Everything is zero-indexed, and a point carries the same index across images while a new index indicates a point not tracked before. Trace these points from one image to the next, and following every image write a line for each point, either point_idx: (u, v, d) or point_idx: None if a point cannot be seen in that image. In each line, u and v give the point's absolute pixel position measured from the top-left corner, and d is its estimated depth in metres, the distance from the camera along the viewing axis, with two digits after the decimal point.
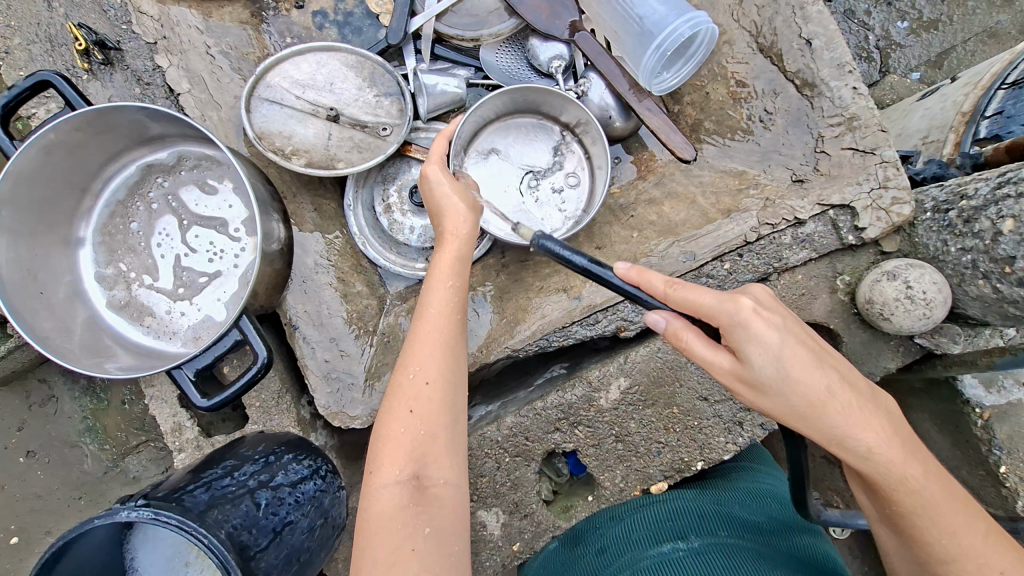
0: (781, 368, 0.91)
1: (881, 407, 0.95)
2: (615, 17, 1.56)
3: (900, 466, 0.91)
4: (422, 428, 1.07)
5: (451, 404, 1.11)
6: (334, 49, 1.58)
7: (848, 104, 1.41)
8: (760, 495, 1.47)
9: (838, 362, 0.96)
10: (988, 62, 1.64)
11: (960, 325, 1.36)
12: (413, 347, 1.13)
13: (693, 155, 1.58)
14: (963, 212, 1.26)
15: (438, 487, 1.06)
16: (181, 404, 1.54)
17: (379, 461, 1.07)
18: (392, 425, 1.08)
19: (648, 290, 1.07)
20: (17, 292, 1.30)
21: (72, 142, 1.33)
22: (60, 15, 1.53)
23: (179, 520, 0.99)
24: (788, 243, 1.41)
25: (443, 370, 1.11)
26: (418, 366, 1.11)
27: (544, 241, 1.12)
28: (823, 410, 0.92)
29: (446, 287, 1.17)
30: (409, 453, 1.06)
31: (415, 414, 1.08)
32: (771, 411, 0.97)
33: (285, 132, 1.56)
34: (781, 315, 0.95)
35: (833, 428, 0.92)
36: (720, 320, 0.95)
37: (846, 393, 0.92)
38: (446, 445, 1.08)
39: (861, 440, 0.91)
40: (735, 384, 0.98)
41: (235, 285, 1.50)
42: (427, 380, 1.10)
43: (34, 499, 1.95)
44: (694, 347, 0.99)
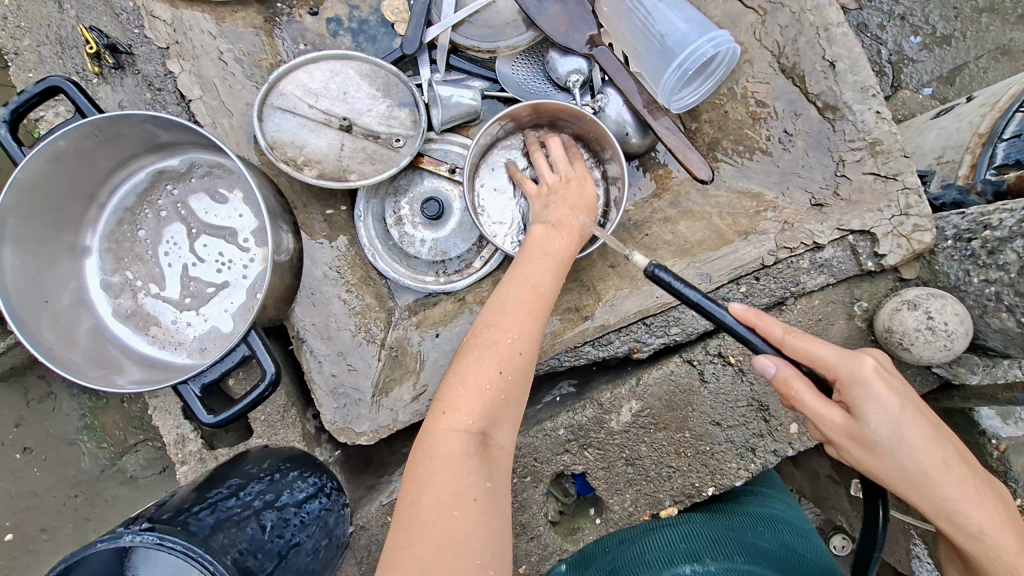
0: (898, 431, 0.96)
1: (992, 488, 1.01)
2: (635, 33, 1.52)
3: (1012, 555, 0.95)
4: (502, 393, 1.05)
5: (523, 384, 1.09)
6: (348, 58, 1.56)
7: (870, 128, 1.39)
8: (767, 520, 1.43)
9: (949, 434, 1.02)
10: (1006, 82, 1.61)
11: (979, 355, 1.34)
12: (507, 308, 1.13)
13: (711, 175, 1.52)
14: (987, 243, 1.24)
15: (499, 450, 1.02)
16: (184, 415, 1.51)
17: (454, 403, 1.02)
18: (473, 371, 1.05)
19: (763, 335, 1.08)
20: (22, 302, 1.28)
21: (82, 150, 1.31)
22: (71, 16, 1.50)
23: (184, 546, 0.96)
24: (806, 267, 1.39)
25: (535, 344, 1.11)
26: (514, 327, 1.10)
27: (657, 271, 1.13)
28: (938, 480, 0.98)
29: (548, 264, 1.21)
30: (486, 406, 1.02)
31: (504, 376, 1.05)
32: (879, 474, 1.00)
33: (297, 142, 1.53)
34: (899, 381, 0.99)
35: (940, 496, 0.98)
36: (837, 376, 0.99)
37: (957, 464, 0.98)
38: (514, 415, 1.07)
39: (972, 517, 0.98)
40: (846, 442, 1.01)
41: (243, 297, 1.48)
42: (521, 350, 1.08)
43: (30, 497, 1.95)
44: (803, 401, 1.00)
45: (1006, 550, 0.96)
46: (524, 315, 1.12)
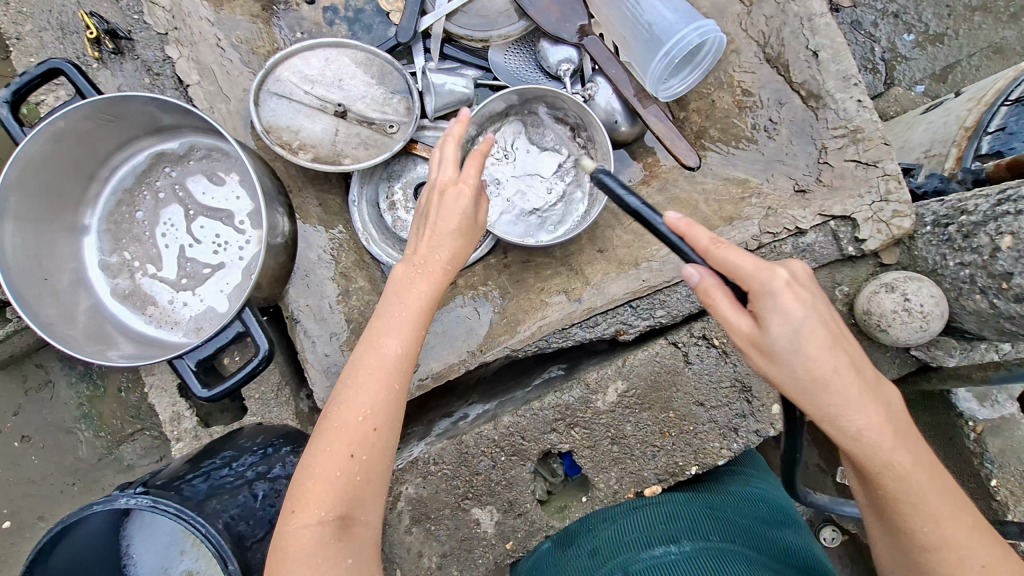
0: (795, 341, 0.90)
1: (885, 397, 0.93)
2: (624, 23, 1.56)
3: (888, 453, 0.91)
4: (358, 474, 1.01)
5: (388, 456, 1.06)
6: (343, 45, 1.59)
7: (853, 116, 1.42)
8: (752, 499, 1.46)
9: (852, 346, 0.94)
10: (993, 77, 1.63)
11: (957, 338, 1.37)
12: (353, 380, 1.04)
13: (697, 163, 1.54)
14: (962, 227, 1.27)
15: (362, 527, 1.02)
16: (181, 393, 1.54)
17: (303, 498, 0.99)
18: (322, 460, 1.00)
19: (691, 243, 0.99)
20: (22, 278, 1.31)
21: (82, 130, 1.34)
22: (73, 2, 1.54)
23: (177, 509, 0.99)
24: (789, 252, 1.40)
25: (391, 414, 1.05)
26: (363, 403, 1.03)
27: (602, 174, 1.11)
28: (829, 386, 0.91)
29: (411, 323, 1.09)
30: (340, 495, 0.99)
31: (355, 459, 1.01)
32: (774, 380, 0.95)
33: (293, 127, 1.57)
34: (810, 292, 0.93)
35: (833, 406, 0.91)
36: (752, 286, 0.92)
37: (850, 374, 0.91)
38: (378, 489, 1.04)
39: (853, 421, 0.91)
40: (748, 349, 0.95)
41: (239, 277, 1.51)
42: (376, 425, 1.03)
43: (28, 484, 2.01)
44: (719, 309, 0.95)
45: (889, 454, 0.91)
46: (376, 380, 1.04)
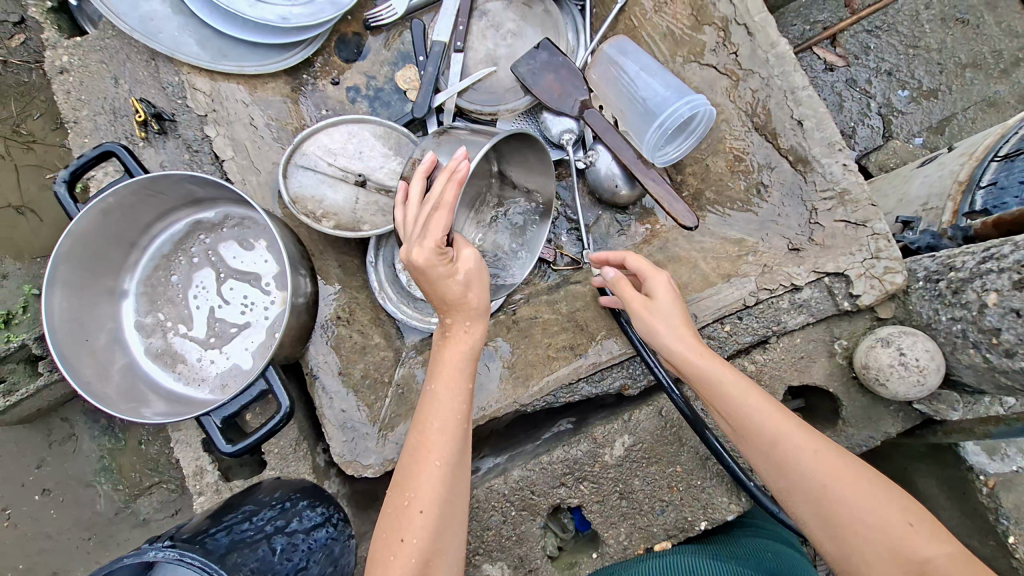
0: (669, 323, 1.25)
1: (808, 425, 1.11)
2: (621, 97, 1.70)
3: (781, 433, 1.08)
4: (416, 559, 1.08)
5: (443, 533, 1.12)
6: (365, 122, 1.75)
7: (839, 179, 1.50)
8: (759, 551, 1.44)
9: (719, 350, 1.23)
10: (984, 132, 1.69)
11: (958, 391, 1.39)
12: (407, 477, 1.15)
13: (695, 222, 1.64)
14: (951, 283, 1.32)
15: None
16: (204, 448, 1.61)
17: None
18: (387, 551, 1.10)
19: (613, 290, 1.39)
20: (66, 340, 1.41)
21: (128, 205, 1.48)
22: (125, 90, 1.72)
23: (201, 562, 1.04)
24: (786, 307, 1.48)
25: (442, 496, 1.13)
26: (416, 492, 1.13)
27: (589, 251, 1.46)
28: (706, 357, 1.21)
29: (458, 400, 1.21)
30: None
31: (406, 541, 1.09)
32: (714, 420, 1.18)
33: (317, 197, 1.70)
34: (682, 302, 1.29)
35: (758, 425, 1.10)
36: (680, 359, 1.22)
37: (711, 355, 1.22)
38: (442, 566, 1.11)
39: (728, 380, 1.16)
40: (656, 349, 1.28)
41: (263, 336, 1.61)
42: (421, 508, 1.11)
43: (45, 540, 2.18)
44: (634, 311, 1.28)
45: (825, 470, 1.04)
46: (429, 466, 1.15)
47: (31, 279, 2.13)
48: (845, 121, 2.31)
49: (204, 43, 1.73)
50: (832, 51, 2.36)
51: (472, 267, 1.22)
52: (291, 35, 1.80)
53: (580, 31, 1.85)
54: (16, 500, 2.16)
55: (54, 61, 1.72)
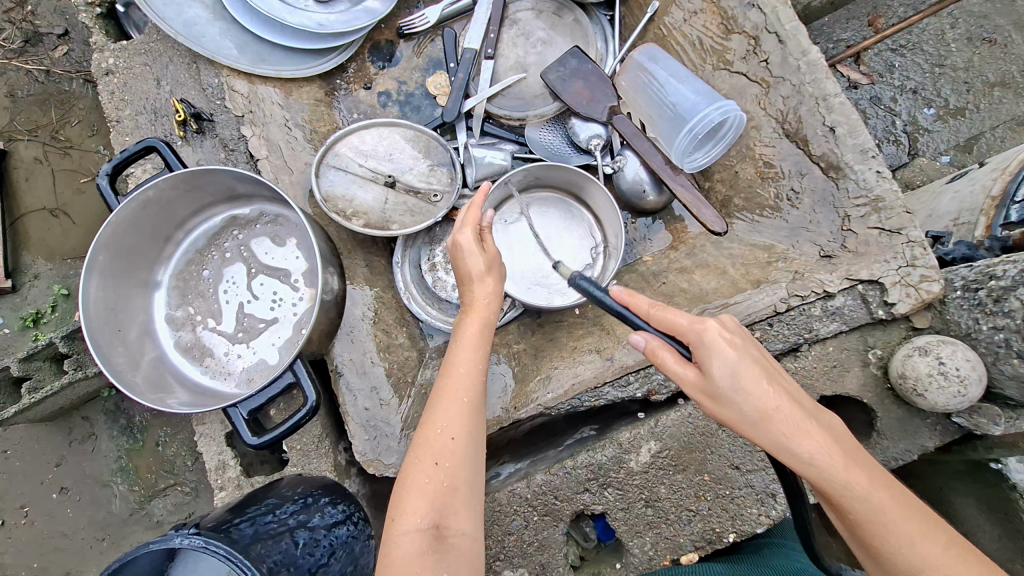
0: (735, 381, 0.99)
1: (827, 423, 1.00)
2: (651, 104, 1.71)
3: (843, 473, 0.94)
4: (445, 482, 1.08)
5: (474, 462, 1.12)
6: (395, 125, 1.77)
7: (874, 186, 1.48)
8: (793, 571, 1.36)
9: (782, 376, 1.03)
10: (1018, 148, 1.64)
11: (1000, 406, 1.34)
12: (437, 405, 1.15)
13: (725, 228, 1.65)
14: (992, 292, 1.31)
15: (459, 538, 1.05)
16: (227, 442, 1.61)
17: (401, 508, 1.07)
18: (415, 474, 1.10)
19: (635, 310, 1.17)
20: (100, 328, 1.44)
21: (167, 200, 1.52)
22: (166, 91, 1.78)
23: (227, 551, 1.03)
24: (818, 314, 1.45)
25: (469, 425, 1.14)
26: (444, 421, 1.13)
27: (580, 277, 1.27)
28: (773, 421, 0.98)
29: (476, 352, 1.21)
30: (432, 504, 1.06)
31: (440, 467, 1.09)
32: (728, 421, 1.03)
33: (347, 196, 1.72)
34: (741, 339, 1.03)
35: (784, 441, 0.97)
36: (690, 338, 1.05)
37: (756, 371, 0.99)
38: (468, 499, 1.09)
39: (749, 402, 0.98)
40: (699, 396, 1.05)
41: (290, 331, 1.62)
42: (453, 435, 1.12)
43: (61, 538, 2.23)
44: (667, 365, 1.07)
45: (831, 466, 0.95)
46: (458, 402, 1.15)
47: (61, 279, 2.22)
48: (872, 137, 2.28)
49: (243, 47, 1.79)
50: (856, 69, 2.35)
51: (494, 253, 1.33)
52: (326, 40, 1.85)
53: (608, 40, 1.86)
54: (36, 498, 2.23)
55: (101, 63, 1.79)
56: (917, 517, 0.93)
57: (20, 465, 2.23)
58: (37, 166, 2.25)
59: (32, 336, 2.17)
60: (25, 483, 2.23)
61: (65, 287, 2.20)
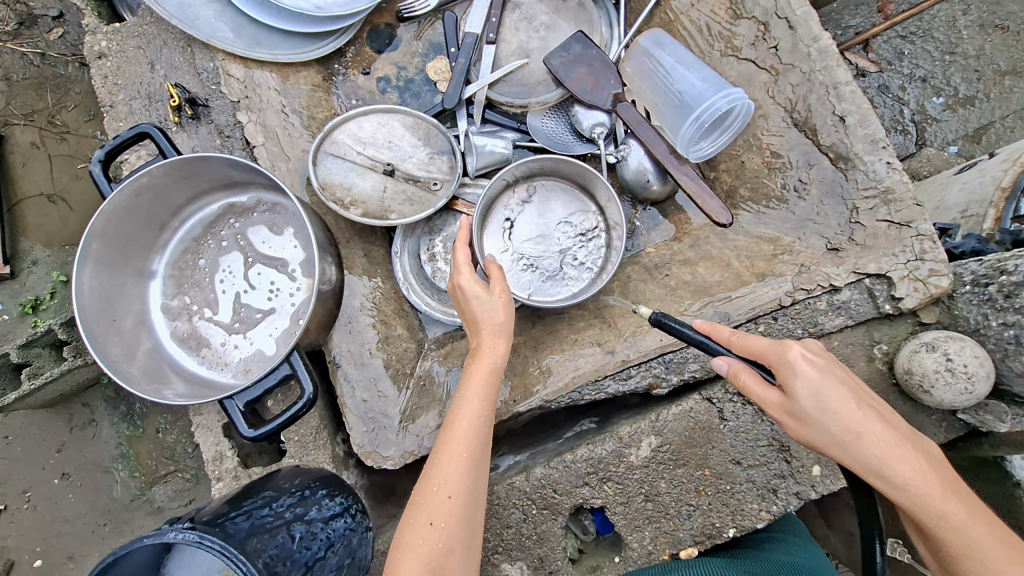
0: (822, 402, 1.00)
1: (923, 449, 1.00)
2: (656, 90, 1.66)
3: (940, 502, 0.96)
4: (442, 542, 1.10)
5: (468, 520, 1.13)
6: (394, 111, 1.73)
7: (883, 177, 1.44)
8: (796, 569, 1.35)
9: (875, 403, 1.03)
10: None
11: (1006, 403, 1.32)
12: (440, 464, 1.16)
13: (730, 219, 1.60)
14: (1003, 287, 1.28)
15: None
16: (225, 433, 1.60)
17: (399, 565, 1.09)
18: (411, 534, 1.11)
19: (716, 338, 1.19)
20: (94, 318, 1.42)
21: (161, 187, 1.48)
22: (160, 75, 1.74)
23: (221, 546, 1.02)
24: (824, 308, 1.43)
25: (467, 485, 1.15)
26: (443, 478, 1.14)
27: (660, 318, 1.25)
28: (865, 445, 0.99)
29: (478, 404, 1.21)
30: (428, 564, 1.08)
31: (436, 526, 1.11)
32: (813, 442, 1.03)
33: (345, 184, 1.69)
34: (827, 362, 1.04)
35: (874, 465, 0.98)
36: (772, 361, 1.06)
37: (845, 394, 1.00)
38: (464, 558, 1.11)
39: (839, 426, 0.99)
40: (783, 417, 1.06)
41: (287, 322, 1.59)
42: (449, 493, 1.13)
43: (63, 523, 2.23)
44: (749, 388, 1.07)
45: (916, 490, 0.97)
46: (461, 463, 1.16)
47: (60, 266, 2.20)
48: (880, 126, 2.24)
49: (238, 30, 1.74)
50: (865, 56, 2.29)
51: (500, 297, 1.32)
52: (324, 24, 1.80)
53: (613, 26, 1.80)
54: (38, 483, 2.23)
55: (93, 46, 1.75)
56: (1008, 544, 0.95)
57: (21, 451, 2.23)
58: (34, 151, 2.21)
59: (31, 323, 2.14)
60: (26, 469, 2.23)
61: (63, 275, 2.18)
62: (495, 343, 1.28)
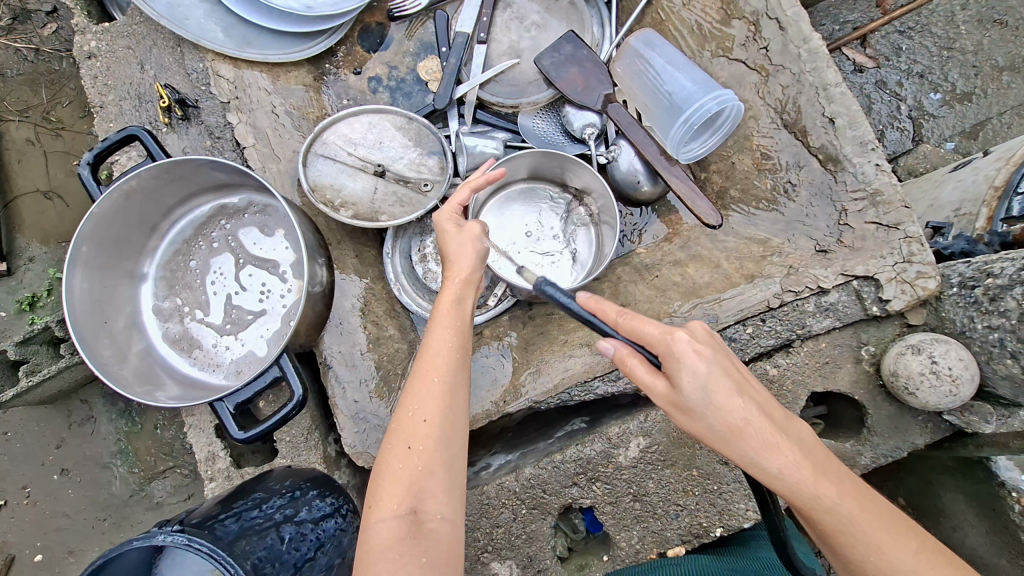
0: (705, 395, 0.98)
1: (795, 434, 0.99)
2: (646, 91, 1.66)
3: (813, 488, 0.94)
4: (421, 465, 1.08)
5: (450, 444, 1.11)
6: (385, 112, 1.73)
7: (871, 179, 1.45)
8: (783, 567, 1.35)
9: (757, 391, 1.02)
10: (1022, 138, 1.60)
11: (991, 404, 1.33)
12: (411, 395, 1.15)
13: (719, 221, 1.60)
14: (989, 290, 1.28)
15: (436, 523, 1.04)
16: (217, 433, 1.60)
17: (378, 496, 1.07)
18: (389, 460, 1.09)
19: (602, 317, 1.15)
20: (85, 320, 1.42)
21: (150, 190, 1.48)
22: (150, 76, 1.74)
23: (210, 548, 1.03)
24: (812, 310, 1.44)
25: (445, 408, 1.13)
26: (417, 404, 1.13)
27: (544, 285, 1.24)
28: (744, 436, 0.97)
29: (449, 332, 1.21)
30: (407, 488, 1.05)
31: (415, 450, 1.09)
32: (697, 435, 1.02)
33: (336, 186, 1.69)
34: (713, 349, 1.02)
35: (751, 454, 0.97)
36: (659, 350, 1.04)
37: (725, 383, 0.98)
38: (445, 482, 1.08)
39: (726, 415, 0.97)
40: (670, 409, 1.05)
41: (279, 323, 1.60)
42: (425, 417, 1.11)
43: (62, 519, 2.25)
44: (636, 374, 1.07)
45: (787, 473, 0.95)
46: (434, 391, 1.14)
47: (56, 264, 2.20)
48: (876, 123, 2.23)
49: (229, 30, 1.74)
50: (862, 51, 2.29)
51: (474, 235, 1.34)
52: (314, 24, 1.80)
53: (605, 25, 1.78)
54: (37, 479, 2.25)
55: (83, 46, 1.74)
56: (882, 518, 0.94)
57: (20, 448, 2.25)
58: (29, 147, 2.22)
59: (27, 320, 2.11)
60: (25, 465, 2.25)
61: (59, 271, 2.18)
62: (463, 270, 1.30)
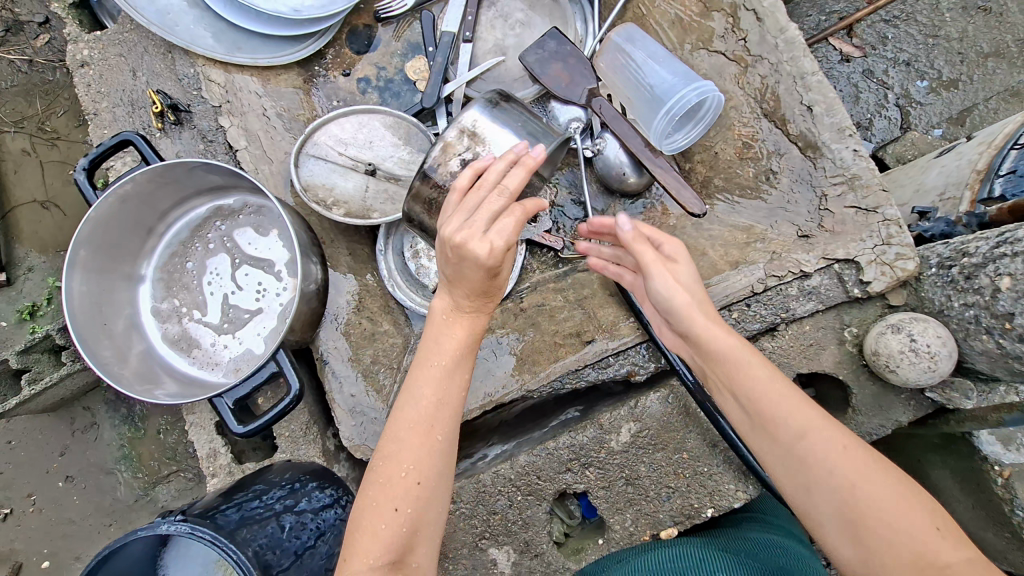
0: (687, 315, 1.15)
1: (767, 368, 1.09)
2: (629, 85, 1.70)
3: (781, 406, 1.03)
4: (407, 525, 1.08)
5: (437, 491, 1.12)
6: (374, 112, 1.77)
7: (850, 164, 1.48)
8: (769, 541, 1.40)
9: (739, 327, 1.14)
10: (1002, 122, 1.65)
11: (971, 380, 1.36)
12: (403, 442, 1.12)
13: (704, 209, 1.59)
14: (964, 269, 1.30)
15: (418, 563, 1.10)
16: (218, 431, 1.64)
17: (356, 547, 1.06)
18: (374, 516, 1.08)
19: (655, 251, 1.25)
20: (85, 322, 1.46)
21: (145, 193, 1.51)
22: (142, 82, 1.77)
23: (212, 535, 1.06)
24: (795, 294, 1.48)
25: (441, 470, 1.13)
26: (412, 460, 1.11)
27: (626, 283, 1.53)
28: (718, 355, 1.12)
29: (462, 380, 1.19)
30: (390, 544, 1.06)
31: (401, 512, 1.08)
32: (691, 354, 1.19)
33: (328, 185, 1.73)
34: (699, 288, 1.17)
35: (723, 369, 1.11)
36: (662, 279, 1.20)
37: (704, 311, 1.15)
38: (429, 532, 1.12)
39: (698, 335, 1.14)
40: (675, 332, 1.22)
41: (275, 321, 1.63)
42: (419, 479, 1.11)
43: (68, 525, 2.28)
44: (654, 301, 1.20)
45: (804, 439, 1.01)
46: (432, 451, 1.12)
47: (54, 272, 2.23)
48: (861, 112, 2.27)
49: (219, 36, 1.77)
50: (848, 41, 2.33)
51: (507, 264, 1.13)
52: (302, 27, 1.83)
53: (588, 20, 1.83)
54: (42, 486, 2.28)
55: (76, 55, 1.78)
56: (867, 458, 0.96)
57: (24, 455, 2.28)
58: (25, 158, 2.25)
59: (28, 329, 2.13)
60: (30, 472, 2.28)
61: (59, 280, 2.21)
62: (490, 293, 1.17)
